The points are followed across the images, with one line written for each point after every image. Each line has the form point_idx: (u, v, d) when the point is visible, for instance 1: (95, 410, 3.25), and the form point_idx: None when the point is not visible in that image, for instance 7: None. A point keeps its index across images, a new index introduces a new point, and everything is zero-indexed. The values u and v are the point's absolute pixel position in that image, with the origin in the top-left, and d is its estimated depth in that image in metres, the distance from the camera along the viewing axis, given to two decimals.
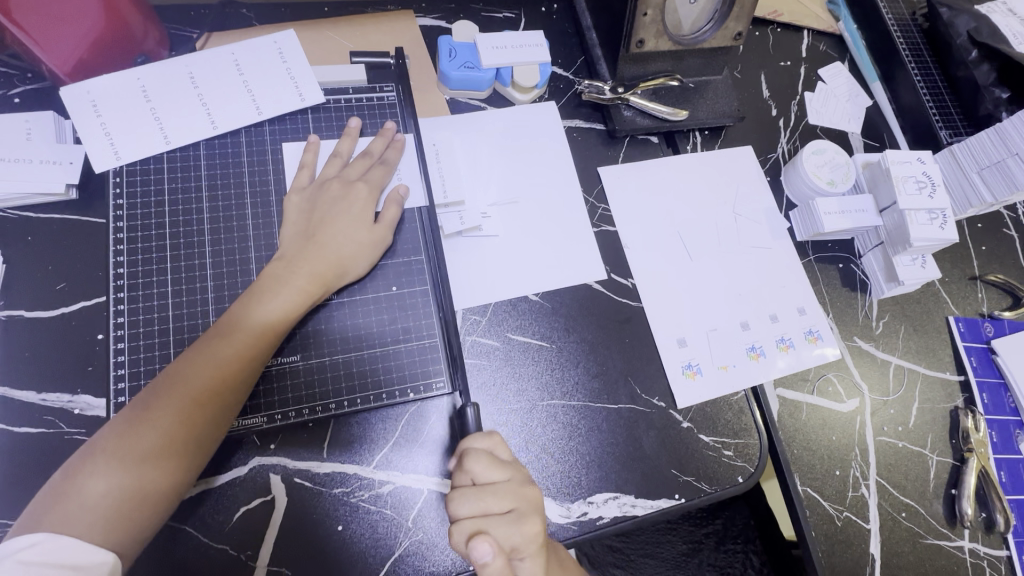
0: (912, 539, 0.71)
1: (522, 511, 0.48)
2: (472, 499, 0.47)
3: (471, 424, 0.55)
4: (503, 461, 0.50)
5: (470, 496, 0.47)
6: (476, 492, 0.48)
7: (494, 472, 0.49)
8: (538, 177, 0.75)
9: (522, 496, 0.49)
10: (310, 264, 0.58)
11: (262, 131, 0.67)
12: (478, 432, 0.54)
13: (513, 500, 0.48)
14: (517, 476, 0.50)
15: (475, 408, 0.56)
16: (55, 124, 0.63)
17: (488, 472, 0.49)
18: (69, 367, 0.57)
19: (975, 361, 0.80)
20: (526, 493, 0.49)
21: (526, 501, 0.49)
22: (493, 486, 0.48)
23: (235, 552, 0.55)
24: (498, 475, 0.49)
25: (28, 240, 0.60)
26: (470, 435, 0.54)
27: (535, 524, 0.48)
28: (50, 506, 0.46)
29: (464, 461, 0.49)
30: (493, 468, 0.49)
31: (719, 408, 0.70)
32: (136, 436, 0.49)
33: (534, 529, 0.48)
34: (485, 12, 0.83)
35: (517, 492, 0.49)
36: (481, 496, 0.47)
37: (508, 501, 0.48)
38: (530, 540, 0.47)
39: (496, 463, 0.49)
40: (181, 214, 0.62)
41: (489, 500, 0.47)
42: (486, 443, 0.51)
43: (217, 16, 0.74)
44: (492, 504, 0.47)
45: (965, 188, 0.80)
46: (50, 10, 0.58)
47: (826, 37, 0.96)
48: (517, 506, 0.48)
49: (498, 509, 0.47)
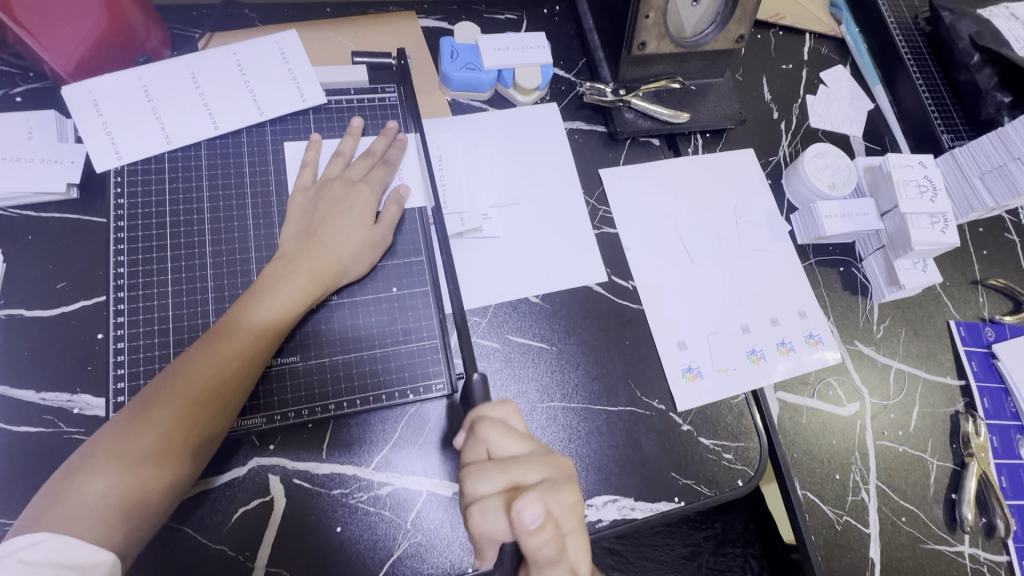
0: (912, 544, 0.71)
1: (553, 478, 0.46)
2: (497, 470, 0.45)
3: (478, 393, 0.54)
4: (520, 433, 0.50)
5: (493, 469, 0.46)
6: (499, 463, 0.46)
7: (513, 443, 0.48)
8: (539, 179, 0.75)
9: (549, 464, 0.47)
10: (313, 263, 0.58)
11: (264, 131, 0.67)
12: (485, 399, 0.54)
13: (540, 468, 0.47)
14: (538, 447, 0.49)
15: (481, 376, 0.55)
16: (57, 123, 0.63)
17: (506, 442, 0.48)
18: (69, 366, 0.57)
19: (976, 365, 0.80)
20: (551, 462, 0.48)
21: (555, 470, 0.47)
22: (515, 456, 0.47)
23: (233, 553, 0.55)
24: (517, 445, 0.48)
25: (28, 239, 0.60)
26: (476, 404, 0.53)
27: (570, 493, 0.46)
28: (49, 505, 0.46)
29: (480, 433, 0.49)
30: (512, 439, 0.49)
31: (719, 411, 0.70)
32: (136, 434, 0.49)
33: (570, 497, 0.46)
34: (487, 14, 0.83)
35: (542, 461, 0.47)
36: (504, 465, 0.46)
37: (537, 470, 0.46)
38: (568, 509, 0.45)
39: (510, 434, 0.49)
40: (182, 213, 0.62)
41: (514, 470, 0.46)
42: (501, 413, 0.51)
43: (219, 17, 0.74)
44: (520, 472, 0.46)
45: (966, 193, 0.80)
46: (53, 9, 0.58)
47: (828, 41, 0.96)
48: (546, 474, 0.47)
49: (527, 476, 0.46)
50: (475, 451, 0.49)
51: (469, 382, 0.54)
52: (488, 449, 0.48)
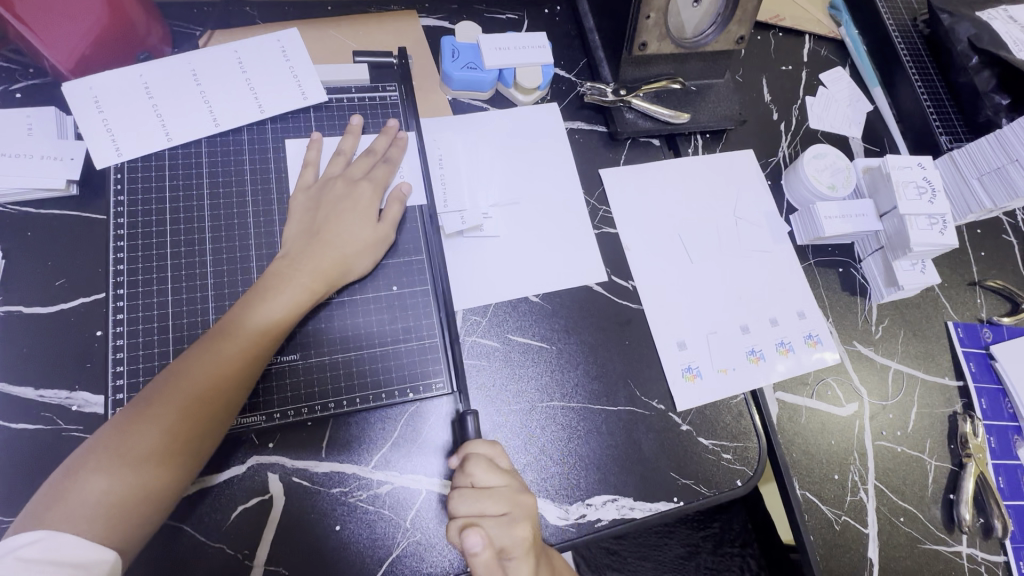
0: (910, 545, 0.71)
1: (513, 515, 0.49)
2: (471, 498, 0.49)
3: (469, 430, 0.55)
4: (503, 469, 0.52)
5: (468, 495, 0.50)
6: (475, 492, 0.50)
7: (492, 478, 0.51)
8: (540, 178, 0.75)
9: (517, 502, 0.50)
10: (316, 263, 0.58)
11: (265, 129, 0.67)
12: (477, 437, 0.55)
13: (508, 504, 0.50)
14: (514, 485, 0.51)
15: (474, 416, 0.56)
16: (57, 119, 0.63)
17: (488, 477, 0.51)
18: (68, 363, 0.57)
19: (974, 366, 0.81)
20: (523, 499, 0.51)
21: (519, 509, 0.50)
22: (489, 490, 0.50)
23: (232, 551, 0.55)
24: (497, 480, 0.51)
25: (27, 235, 0.60)
26: (467, 439, 0.55)
27: (524, 532, 0.49)
28: (50, 503, 0.46)
29: (466, 464, 0.52)
30: (492, 473, 0.51)
31: (718, 410, 0.70)
32: (138, 433, 0.49)
33: (526, 534, 0.49)
34: (488, 13, 0.83)
35: (513, 498, 0.50)
36: (476, 496, 0.49)
37: (505, 505, 0.50)
38: (518, 546, 0.48)
39: (495, 468, 0.52)
40: (182, 211, 0.62)
41: (485, 502, 0.49)
42: (490, 449, 0.53)
43: (220, 14, 0.74)
44: (487, 505, 0.49)
45: (965, 194, 0.80)
46: (54, 4, 0.58)
47: (827, 42, 0.96)
48: (509, 510, 0.49)
49: (493, 511, 0.49)
50: (460, 480, 0.52)
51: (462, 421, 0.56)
52: (471, 481, 0.51)
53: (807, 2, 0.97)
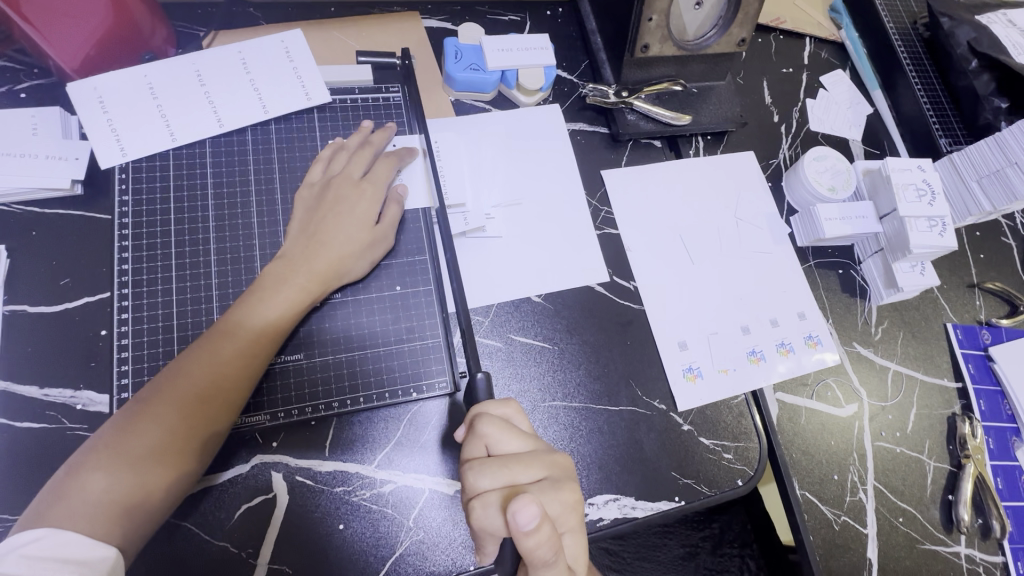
0: (909, 545, 0.71)
1: (554, 478, 0.47)
2: (499, 467, 0.46)
3: (480, 392, 0.54)
4: (520, 430, 0.50)
5: (495, 465, 0.46)
6: (502, 460, 0.46)
7: (513, 442, 0.48)
8: (542, 179, 0.76)
9: (549, 462, 0.48)
10: (314, 263, 0.59)
11: (268, 130, 0.67)
12: (490, 400, 0.54)
13: (541, 467, 0.47)
14: (538, 445, 0.49)
15: (485, 375, 0.54)
16: (61, 119, 0.63)
17: (505, 440, 0.48)
18: (73, 362, 0.57)
19: (972, 368, 0.81)
20: (553, 459, 0.49)
21: (556, 468, 0.48)
22: (517, 454, 0.47)
23: (236, 550, 0.55)
24: (518, 443, 0.48)
25: (32, 235, 0.60)
26: (479, 401, 0.53)
27: (571, 491, 0.47)
28: (53, 502, 0.46)
29: (480, 429, 0.48)
30: (512, 437, 0.48)
31: (719, 411, 0.70)
32: (139, 432, 0.49)
33: (571, 495, 0.47)
34: (491, 15, 0.84)
35: (545, 459, 0.48)
36: (507, 463, 0.46)
37: (538, 469, 0.47)
38: (568, 508, 0.46)
39: (511, 431, 0.49)
40: (186, 211, 0.62)
41: (516, 469, 0.46)
42: (503, 411, 0.51)
43: (223, 15, 0.74)
44: (521, 471, 0.46)
45: (964, 197, 0.81)
46: (57, 4, 0.59)
47: (828, 45, 0.96)
48: (548, 474, 0.47)
49: (529, 476, 0.46)
50: (474, 447, 0.48)
51: (473, 384, 0.54)
52: (487, 446, 0.48)
53: (808, 4, 0.98)
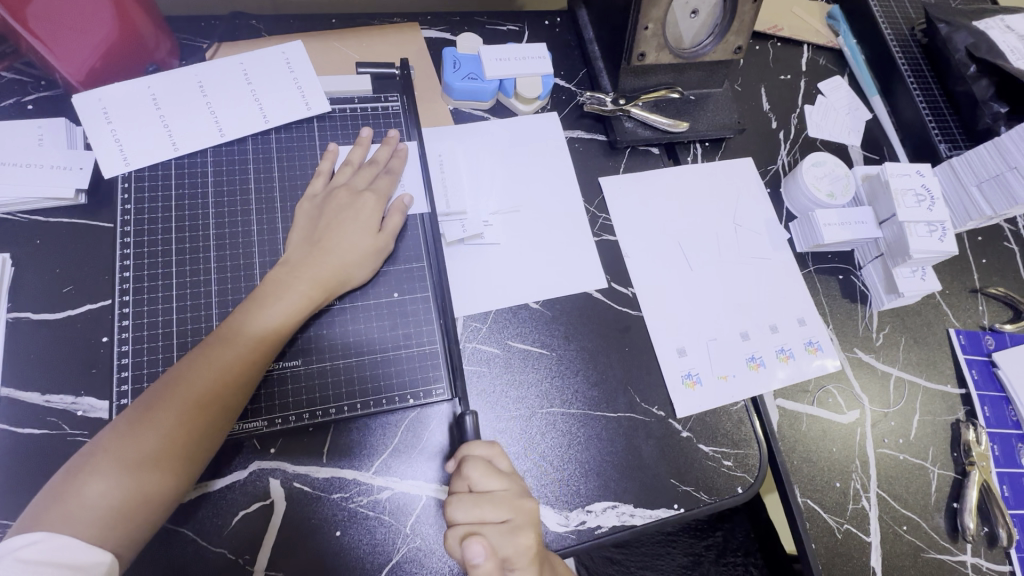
0: (914, 553, 0.70)
1: (516, 524, 0.49)
2: (468, 505, 0.48)
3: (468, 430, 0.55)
4: (502, 472, 0.51)
5: (466, 502, 0.48)
6: (472, 500, 0.48)
7: (491, 483, 0.50)
8: (540, 186, 0.76)
9: (521, 508, 0.49)
10: (315, 271, 0.59)
11: (269, 139, 0.68)
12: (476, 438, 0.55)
13: (510, 511, 0.49)
14: (514, 487, 0.50)
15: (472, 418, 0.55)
16: (67, 130, 0.64)
17: (485, 480, 0.49)
18: (74, 368, 0.57)
19: (976, 374, 0.80)
20: (524, 506, 0.50)
21: (524, 514, 0.49)
22: (493, 496, 0.49)
23: (233, 557, 0.55)
24: (496, 484, 0.50)
25: (37, 243, 0.61)
26: (466, 442, 0.54)
27: (530, 538, 0.49)
28: (51, 504, 0.46)
29: (465, 469, 0.50)
30: (492, 477, 0.50)
31: (719, 418, 0.70)
32: (138, 436, 0.49)
33: (529, 543, 0.48)
34: (489, 25, 0.85)
35: (514, 504, 0.49)
36: (480, 505, 0.48)
37: (506, 512, 0.48)
38: (524, 553, 0.48)
39: (491, 473, 0.50)
40: (187, 219, 0.63)
41: (484, 510, 0.48)
42: (487, 451, 0.52)
43: (227, 27, 0.76)
44: (490, 514, 0.48)
45: (965, 202, 0.80)
46: (65, 20, 0.59)
47: (825, 52, 0.97)
48: (513, 518, 0.49)
49: (494, 519, 0.48)
50: (458, 482, 0.50)
51: (462, 422, 0.55)
52: (468, 483, 0.50)
53: (805, 12, 0.98)
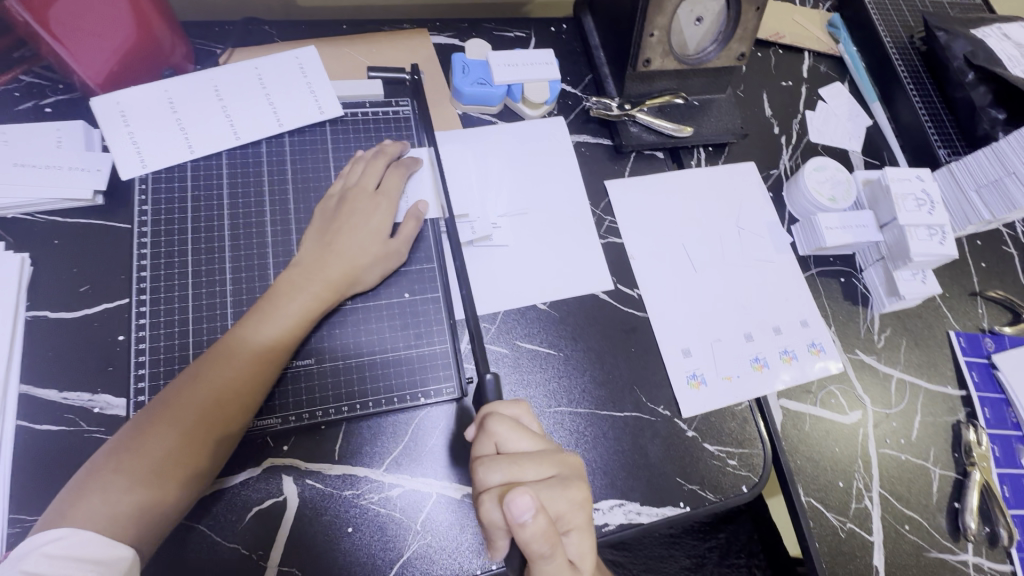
0: (916, 553, 0.71)
1: (563, 476, 0.49)
2: (509, 464, 0.47)
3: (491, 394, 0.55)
4: (531, 430, 0.51)
5: (504, 462, 0.48)
6: (510, 458, 0.48)
7: (523, 440, 0.50)
8: (547, 188, 0.77)
9: (559, 461, 0.50)
10: (327, 271, 0.61)
11: (283, 142, 0.69)
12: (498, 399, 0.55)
13: (551, 465, 0.49)
14: (544, 444, 0.51)
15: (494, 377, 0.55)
16: (85, 133, 0.65)
17: (516, 438, 0.50)
18: (90, 366, 0.58)
19: (976, 375, 0.81)
20: (563, 459, 0.50)
21: (565, 467, 0.50)
22: (527, 453, 0.49)
23: (247, 552, 0.56)
24: (528, 442, 0.50)
25: (54, 243, 0.62)
26: (489, 402, 0.54)
27: (579, 489, 0.49)
28: (73, 501, 0.47)
29: (491, 427, 0.50)
30: (521, 435, 0.50)
31: (724, 417, 0.71)
32: (157, 435, 0.50)
33: (579, 493, 0.49)
34: (497, 31, 0.87)
35: (554, 457, 0.50)
36: (516, 461, 0.48)
37: (549, 467, 0.49)
38: (574, 506, 0.48)
39: (521, 430, 0.50)
40: (203, 220, 0.64)
41: (524, 466, 0.48)
42: (513, 411, 0.53)
43: (240, 33, 0.77)
44: (529, 469, 0.48)
45: (963, 207, 0.82)
46: (85, 25, 0.60)
47: (826, 59, 0.99)
48: (558, 472, 0.49)
49: (537, 473, 0.48)
50: (484, 445, 0.50)
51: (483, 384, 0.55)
52: (497, 444, 0.49)
53: (806, 20, 1.00)
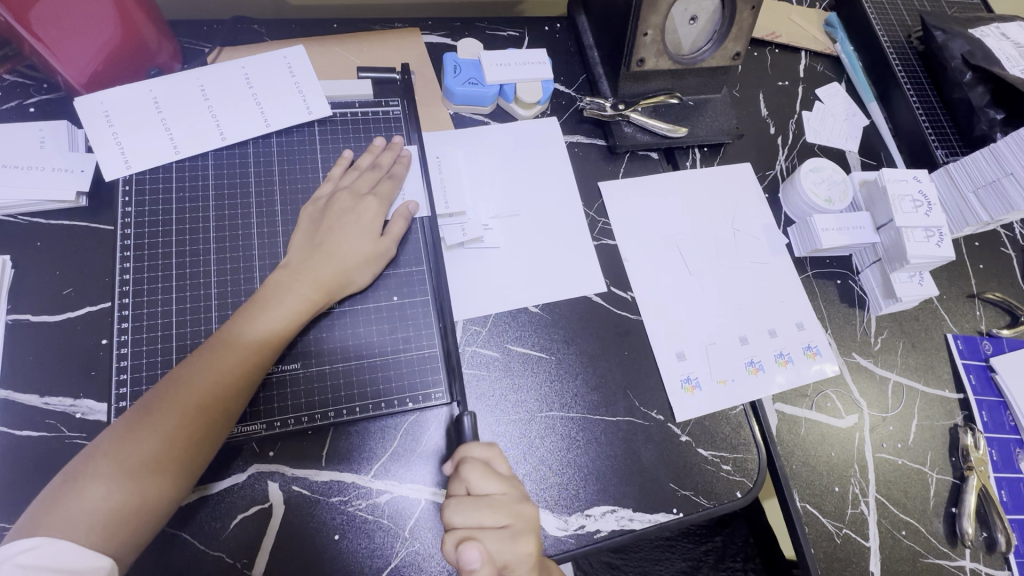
0: (913, 558, 0.70)
1: (516, 529, 0.49)
2: (470, 511, 0.49)
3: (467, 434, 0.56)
4: (501, 476, 0.51)
5: (467, 508, 0.49)
6: (473, 505, 0.49)
7: (491, 486, 0.50)
8: (539, 189, 0.76)
9: (516, 513, 0.50)
10: (316, 273, 0.60)
11: (269, 143, 0.68)
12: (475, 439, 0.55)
13: (507, 516, 0.49)
14: (512, 491, 0.51)
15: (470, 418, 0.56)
16: (69, 133, 0.64)
17: (486, 483, 0.50)
18: (72, 371, 0.57)
19: (974, 379, 0.80)
20: (522, 510, 0.50)
21: (521, 519, 0.50)
22: (490, 501, 0.49)
23: (231, 560, 0.55)
24: (496, 487, 0.50)
25: (37, 245, 0.61)
26: (466, 440, 0.55)
27: (529, 544, 0.49)
28: (51, 508, 0.46)
29: (463, 470, 0.50)
30: (490, 482, 0.50)
31: (718, 422, 0.70)
32: (138, 439, 0.49)
33: (528, 547, 0.49)
34: (490, 31, 0.86)
35: (512, 509, 0.50)
36: (477, 509, 0.49)
37: (506, 518, 0.49)
38: (522, 560, 0.48)
39: (490, 476, 0.50)
40: (188, 221, 0.63)
41: (483, 515, 0.49)
42: (486, 454, 0.52)
43: (229, 31, 0.76)
44: (487, 519, 0.49)
45: (961, 208, 0.81)
46: (69, 24, 0.60)
47: (823, 59, 0.98)
48: (512, 523, 0.49)
49: (493, 522, 0.49)
50: (456, 484, 0.51)
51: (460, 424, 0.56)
52: (468, 487, 0.50)
53: (803, 19, 0.99)
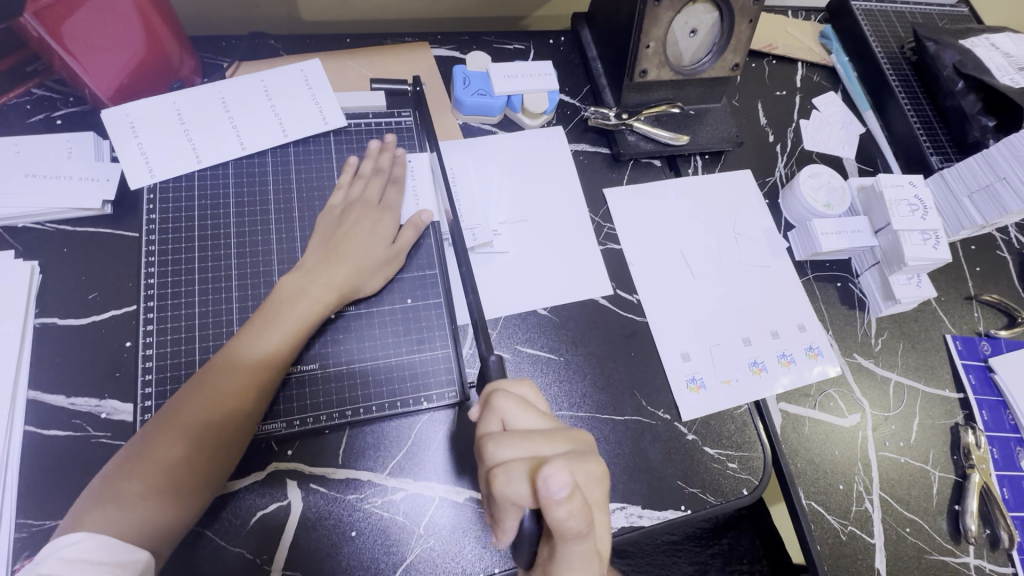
0: (918, 555, 0.71)
1: (578, 450, 0.47)
2: (520, 440, 0.45)
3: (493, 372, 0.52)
4: (535, 409, 0.50)
5: (515, 439, 0.45)
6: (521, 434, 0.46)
7: (529, 419, 0.48)
8: (546, 195, 0.79)
9: (569, 438, 0.48)
10: (334, 276, 0.62)
11: (287, 152, 0.71)
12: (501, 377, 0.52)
13: (564, 442, 0.47)
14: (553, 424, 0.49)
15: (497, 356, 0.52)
16: (95, 144, 0.67)
17: (522, 416, 0.48)
18: (97, 372, 0.59)
19: (974, 379, 0.82)
20: (574, 436, 0.48)
21: (577, 442, 0.48)
22: (537, 430, 0.47)
23: (252, 556, 0.56)
24: (534, 421, 0.48)
25: (64, 252, 0.63)
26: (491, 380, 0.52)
27: (595, 463, 0.46)
28: (90, 506, 0.48)
29: (496, 404, 0.48)
30: (528, 414, 0.48)
31: (723, 421, 0.72)
32: (169, 440, 0.51)
33: (596, 467, 0.46)
34: (496, 44, 0.89)
35: (566, 435, 0.48)
36: (529, 437, 0.46)
37: (561, 444, 0.47)
38: (593, 479, 0.46)
39: (527, 407, 0.48)
40: (210, 227, 0.65)
41: (538, 442, 0.46)
42: (519, 390, 0.51)
43: (246, 47, 0.80)
44: (545, 444, 0.46)
45: (955, 210, 0.83)
46: (98, 41, 0.62)
47: (819, 69, 1.01)
48: (572, 447, 0.47)
49: (550, 447, 0.46)
50: (490, 422, 0.48)
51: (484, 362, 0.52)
52: (503, 420, 0.48)
53: (799, 31, 1.02)
